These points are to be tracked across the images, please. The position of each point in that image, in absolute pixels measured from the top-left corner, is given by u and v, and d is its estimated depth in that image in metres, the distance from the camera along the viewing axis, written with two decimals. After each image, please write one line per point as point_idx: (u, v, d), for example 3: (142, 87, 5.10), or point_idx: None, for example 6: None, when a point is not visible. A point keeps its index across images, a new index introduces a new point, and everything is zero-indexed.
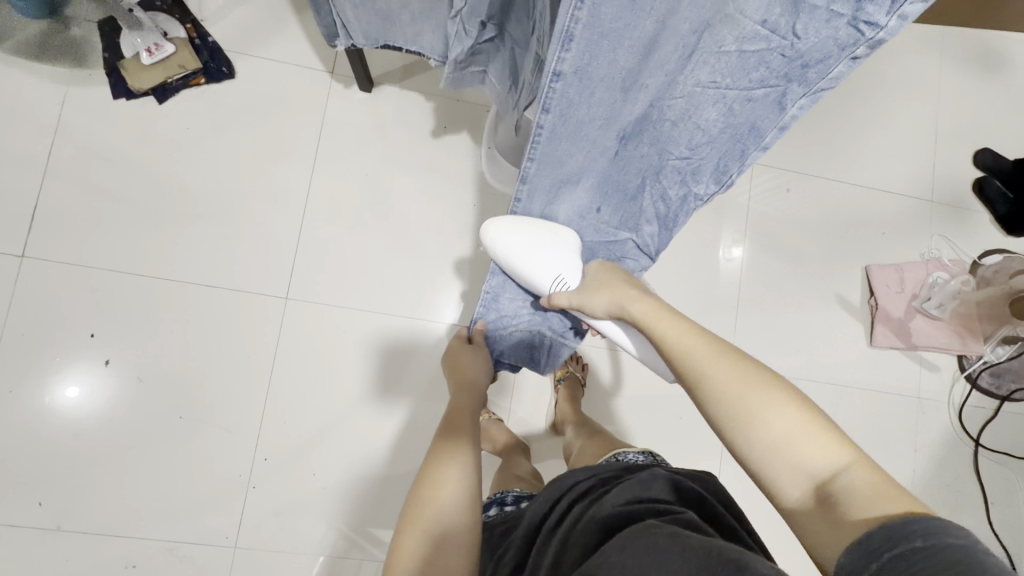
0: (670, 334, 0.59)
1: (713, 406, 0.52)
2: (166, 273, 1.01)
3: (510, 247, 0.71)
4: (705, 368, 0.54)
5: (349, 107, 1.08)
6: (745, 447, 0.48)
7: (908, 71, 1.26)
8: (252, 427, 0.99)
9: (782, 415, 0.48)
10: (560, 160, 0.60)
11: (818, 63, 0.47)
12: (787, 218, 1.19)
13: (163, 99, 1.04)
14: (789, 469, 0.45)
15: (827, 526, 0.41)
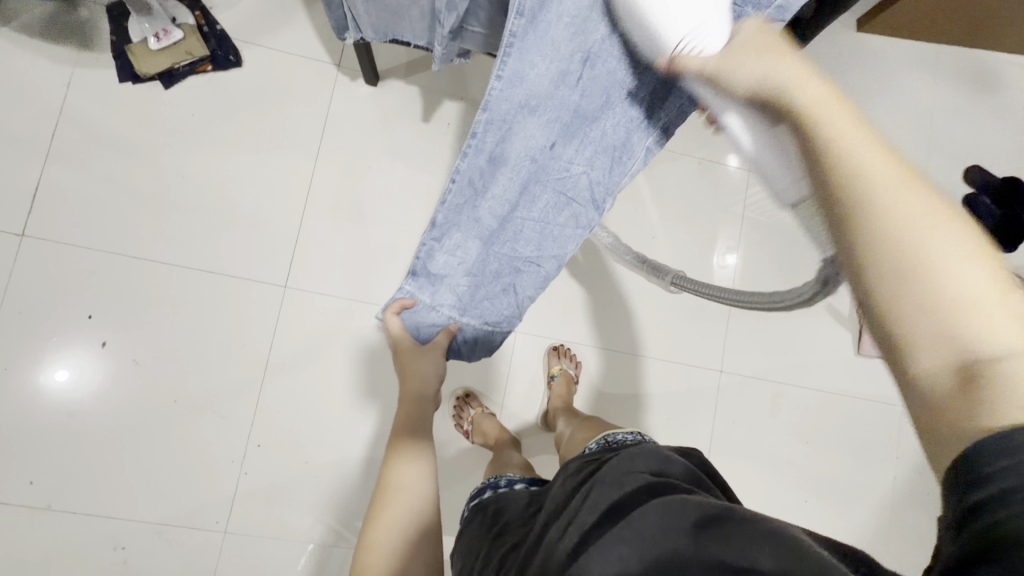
0: (832, 121, 0.35)
1: (869, 212, 0.32)
2: (166, 257, 1.02)
3: (455, 191, 0.54)
4: (884, 174, 0.32)
5: (355, 99, 1.09)
6: (883, 289, 0.31)
7: (903, 87, 1.29)
8: (246, 412, 1.00)
9: (968, 263, 0.30)
10: (524, 78, 0.50)
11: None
12: (781, 226, 1.21)
13: (169, 85, 1.05)
14: (937, 331, 0.30)
15: (967, 407, 0.28)
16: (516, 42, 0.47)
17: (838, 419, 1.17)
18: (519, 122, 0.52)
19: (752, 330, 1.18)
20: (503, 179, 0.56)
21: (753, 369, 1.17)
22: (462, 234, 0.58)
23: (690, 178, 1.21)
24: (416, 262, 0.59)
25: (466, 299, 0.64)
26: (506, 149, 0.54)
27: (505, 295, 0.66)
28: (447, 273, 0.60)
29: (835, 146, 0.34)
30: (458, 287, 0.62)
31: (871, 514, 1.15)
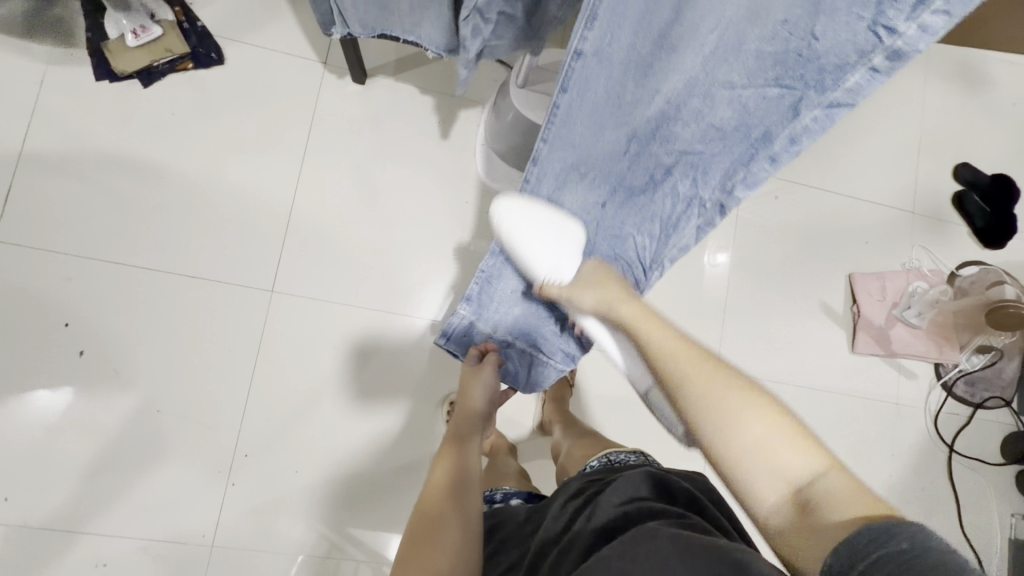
0: (645, 328, 0.59)
1: (696, 413, 0.50)
2: (146, 262, 0.98)
3: (521, 210, 0.66)
4: (692, 370, 0.52)
5: (342, 98, 1.06)
6: (721, 458, 0.47)
7: (893, 84, 1.30)
8: (233, 422, 0.97)
9: (756, 418, 0.46)
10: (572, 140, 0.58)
11: (834, 72, 0.48)
12: (775, 225, 1.21)
13: (148, 83, 1.01)
14: (769, 471, 0.44)
15: (812, 531, 0.41)
16: (559, 110, 0.55)
17: (834, 418, 1.17)
18: (570, 183, 0.65)
19: (748, 330, 1.17)
20: (571, 198, 0.66)
21: (748, 368, 1.16)
22: (523, 258, 0.69)
23: None
24: (473, 289, 0.72)
25: (521, 321, 0.76)
26: (561, 200, 0.66)
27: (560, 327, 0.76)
28: (498, 299, 0.73)
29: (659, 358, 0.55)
30: (512, 312, 0.75)
31: None
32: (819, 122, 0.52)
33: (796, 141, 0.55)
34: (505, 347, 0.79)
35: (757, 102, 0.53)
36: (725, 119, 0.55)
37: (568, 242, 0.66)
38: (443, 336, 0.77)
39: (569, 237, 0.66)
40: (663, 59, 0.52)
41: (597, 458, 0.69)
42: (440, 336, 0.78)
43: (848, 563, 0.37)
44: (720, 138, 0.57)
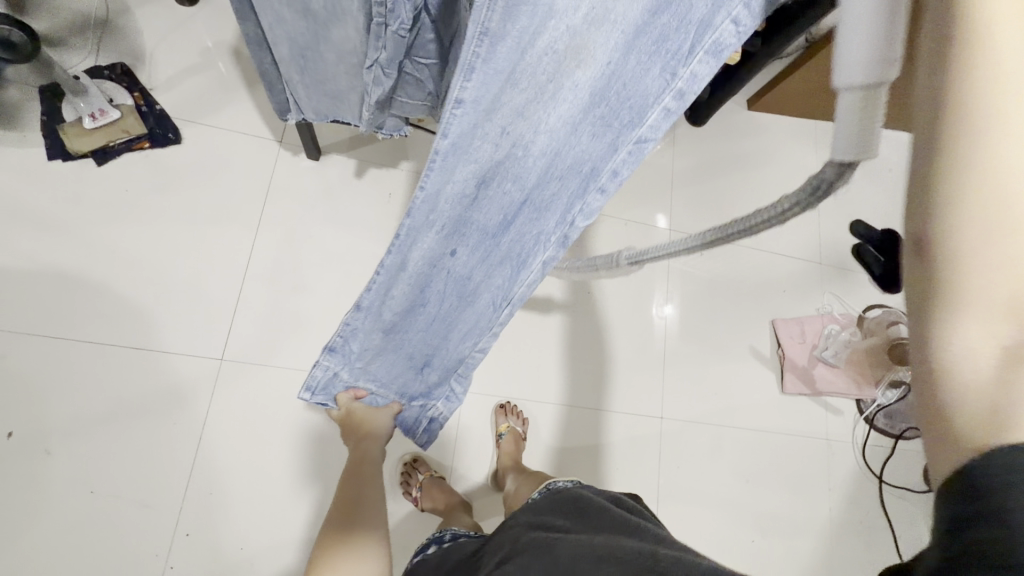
0: (1002, 41, 0.24)
1: (968, 205, 0.26)
2: (89, 335, 0.97)
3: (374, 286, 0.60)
4: (1011, 94, 0.25)
5: (297, 172, 1.12)
6: (947, 267, 0.26)
7: (791, 154, 1.50)
8: (175, 498, 0.93)
9: None
10: (431, 202, 0.51)
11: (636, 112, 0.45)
12: (703, 278, 1.33)
13: (103, 162, 1.04)
14: (1004, 318, 0.26)
15: (986, 401, 0.26)
16: (437, 160, 0.46)
17: (773, 456, 1.24)
18: (420, 235, 0.55)
19: (687, 376, 1.25)
20: (404, 282, 0.61)
21: (690, 412, 1.23)
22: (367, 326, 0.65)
23: (621, 238, 1.32)
24: (335, 342, 0.67)
25: (381, 373, 0.75)
26: (407, 256, 0.57)
27: (421, 373, 0.77)
28: (358, 351, 0.69)
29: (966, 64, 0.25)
30: (371, 366, 0.73)
31: (814, 548, 1.19)
32: (634, 156, 0.48)
33: (624, 172, 0.50)
34: (371, 395, 0.78)
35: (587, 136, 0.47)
36: (567, 154, 0.48)
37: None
38: (308, 391, 0.73)
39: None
40: (514, 91, 0.42)
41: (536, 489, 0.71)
42: (303, 391, 0.73)
43: (978, 474, 0.26)
44: (557, 176, 0.50)
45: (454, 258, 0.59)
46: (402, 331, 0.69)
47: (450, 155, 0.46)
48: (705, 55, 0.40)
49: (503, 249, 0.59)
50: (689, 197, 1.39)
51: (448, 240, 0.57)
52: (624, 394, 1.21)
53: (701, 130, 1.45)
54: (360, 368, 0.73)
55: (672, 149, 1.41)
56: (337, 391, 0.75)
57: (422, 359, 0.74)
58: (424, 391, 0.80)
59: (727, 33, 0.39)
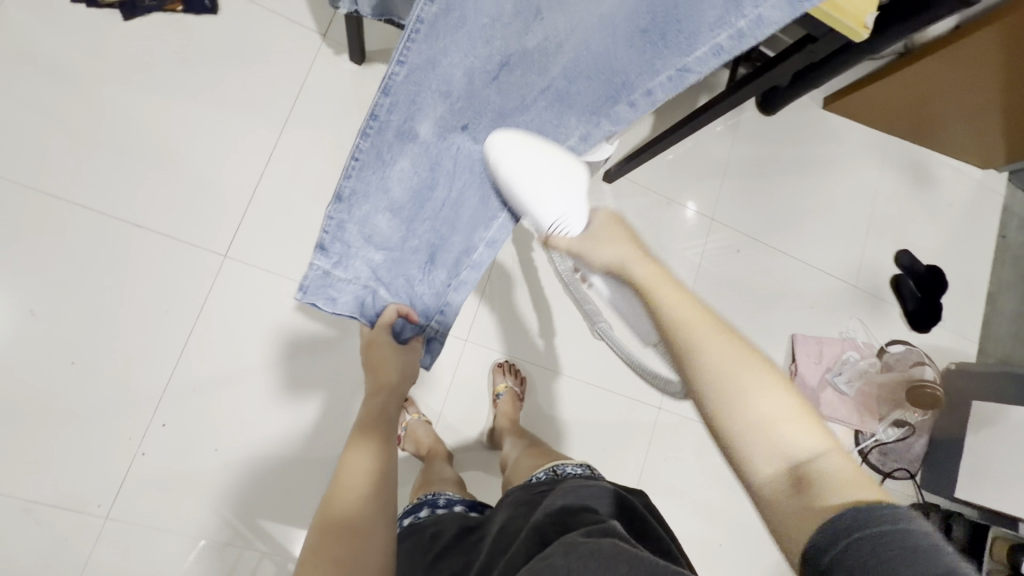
0: (660, 295, 0.45)
1: (708, 384, 0.41)
2: (88, 201, 0.91)
3: (357, 165, 0.57)
4: (694, 322, 0.43)
5: (335, 74, 1.03)
6: (722, 419, 0.40)
7: (854, 166, 1.40)
8: (156, 387, 0.90)
9: (769, 396, 0.40)
10: (432, 60, 0.52)
11: (689, 37, 0.49)
12: (731, 277, 1.27)
13: (129, 17, 0.96)
14: (766, 446, 0.38)
15: (793, 510, 0.36)
16: (422, 25, 0.50)
17: None
18: (427, 104, 0.55)
19: None
20: (411, 159, 0.59)
21: (689, 409, 1.20)
22: (371, 207, 0.60)
23: (660, 218, 1.24)
24: (323, 234, 0.60)
25: (382, 271, 0.65)
26: (416, 129, 0.57)
27: (422, 270, 0.67)
28: (358, 244, 0.62)
29: (662, 315, 0.44)
30: (372, 259, 0.64)
31: (776, 564, 1.19)
32: (673, 81, 0.52)
33: (658, 95, 0.53)
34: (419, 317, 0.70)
35: (624, 43, 0.52)
36: (591, 45, 0.53)
37: (575, 187, 0.56)
38: (301, 292, 0.61)
39: (573, 176, 0.56)
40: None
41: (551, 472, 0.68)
42: (297, 290, 0.61)
43: (823, 548, 0.33)
44: (585, 74, 0.54)
45: (464, 137, 0.60)
46: (410, 224, 0.63)
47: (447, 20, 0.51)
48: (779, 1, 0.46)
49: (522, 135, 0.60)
50: (738, 190, 1.30)
51: (462, 114, 0.58)
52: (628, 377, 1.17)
53: (769, 121, 1.34)
54: (359, 260, 0.63)
55: (732, 135, 1.31)
56: (336, 294, 0.63)
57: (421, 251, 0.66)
58: (424, 297, 0.70)
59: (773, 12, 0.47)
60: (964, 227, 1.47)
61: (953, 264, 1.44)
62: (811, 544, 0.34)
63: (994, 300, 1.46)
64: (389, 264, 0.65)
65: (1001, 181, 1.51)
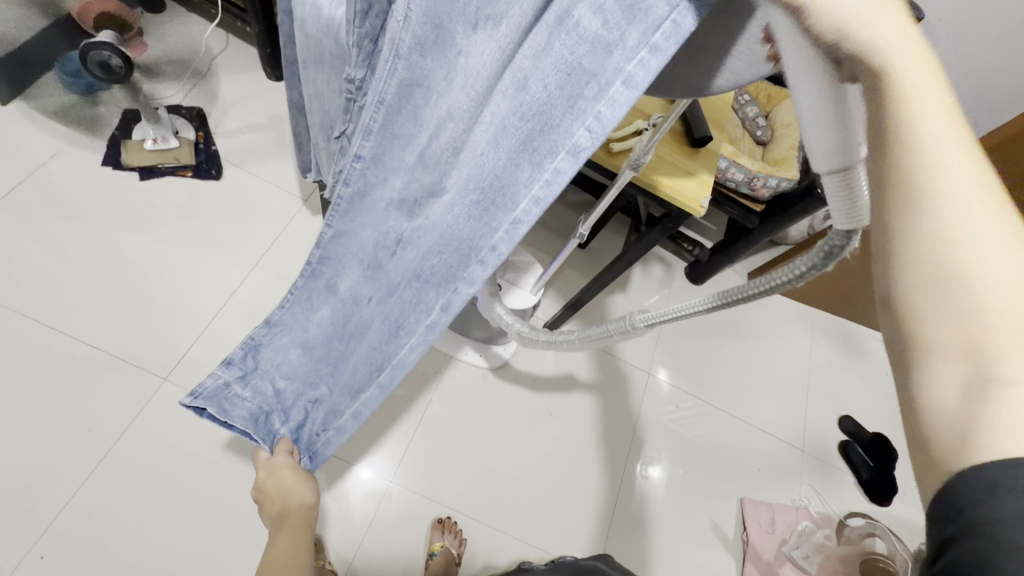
0: (907, 86, 0.26)
1: (901, 243, 0.27)
2: (51, 320, 0.99)
3: (291, 301, 0.72)
4: (952, 148, 0.26)
5: (309, 229, 1.21)
6: (902, 302, 0.27)
7: (786, 333, 1.51)
8: (48, 512, 0.86)
9: (1016, 284, 0.25)
10: (347, 229, 0.63)
11: (510, 201, 0.42)
12: (700, 444, 1.28)
13: (145, 178, 1.16)
14: (966, 350, 0.26)
15: (950, 439, 0.25)
16: (339, 204, 0.61)
17: None
18: (346, 265, 0.66)
19: (636, 535, 1.15)
20: (324, 307, 0.70)
21: None
22: (287, 339, 0.73)
23: (599, 370, 1.30)
24: (237, 351, 0.73)
25: (279, 396, 0.74)
26: (336, 283, 0.68)
27: (309, 407, 0.74)
28: (269, 365, 0.74)
29: (886, 101, 0.27)
30: (273, 384, 0.75)
31: None
32: (508, 239, 0.43)
33: (499, 253, 0.44)
34: (302, 457, 0.74)
35: (463, 217, 0.47)
36: (442, 227, 0.51)
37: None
38: (190, 395, 0.72)
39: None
40: (424, 170, 0.54)
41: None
42: (190, 393, 0.72)
43: (960, 495, 0.24)
44: (436, 252, 0.52)
45: (364, 304, 0.65)
46: (315, 358, 0.72)
47: (358, 203, 0.60)
48: (567, 153, 0.37)
49: (392, 315, 0.59)
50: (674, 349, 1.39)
51: (367, 282, 0.64)
52: (563, 537, 1.11)
53: (700, 289, 1.50)
54: (261, 381, 0.74)
55: (666, 299, 1.45)
56: (227, 406, 0.72)
57: (319, 396, 0.73)
58: (303, 441, 0.74)
59: (583, 137, 0.36)
60: None
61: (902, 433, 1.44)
62: (949, 481, 0.25)
63: None
64: (288, 389, 0.74)
65: None
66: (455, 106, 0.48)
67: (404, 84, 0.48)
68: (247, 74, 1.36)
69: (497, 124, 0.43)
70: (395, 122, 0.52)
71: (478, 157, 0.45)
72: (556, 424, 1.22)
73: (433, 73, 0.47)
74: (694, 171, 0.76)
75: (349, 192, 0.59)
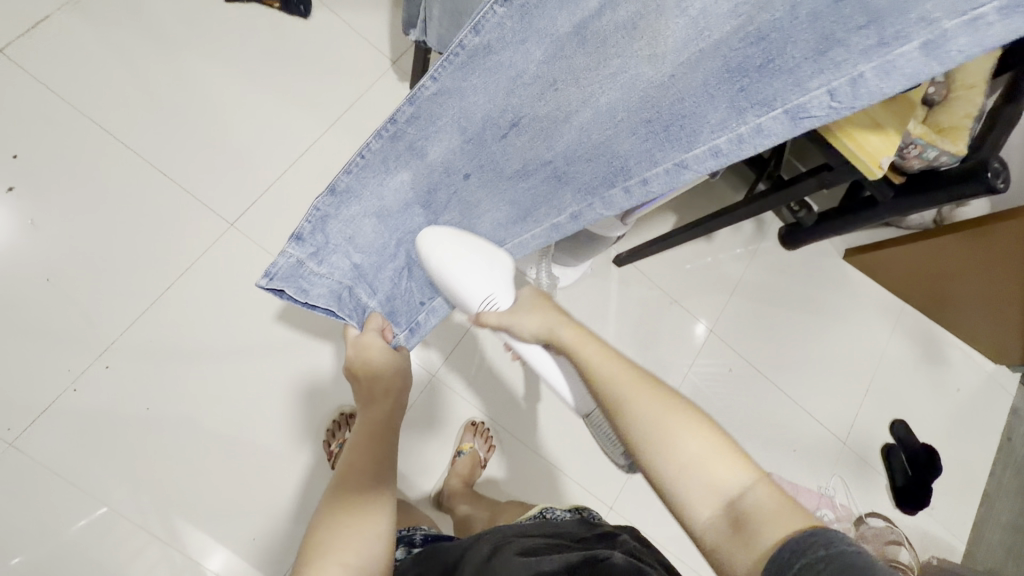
0: (589, 355, 0.53)
1: (641, 435, 0.46)
2: (126, 139, 0.95)
3: (360, 164, 0.59)
4: (620, 375, 0.51)
5: (392, 97, 1.11)
6: (660, 475, 0.45)
7: (865, 322, 1.39)
8: (115, 328, 0.89)
9: (697, 435, 0.45)
10: (454, 91, 0.54)
11: (690, 133, 0.45)
12: (738, 408, 1.24)
13: (231, 1, 1.06)
14: (699, 486, 0.43)
15: (742, 549, 0.39)
16: (459, 53, 0.51)
17: None
18: (437, 135, 0.57)
19: None
20: (404, 174, 0.60)
21: (637, 518, 1.13)
22: (360, 209, 0.62)
23: (660, 315, 1.23)
24: (305, 224, 0.61)
25: (357, 273, 0.64)
26: (425, 148, 0.58)
27: (398, 276, 0.66)
28: (341, 240, 0.63)
29: (589, 369, 0.52)
30: (345, 263, 0.63)
31: None
32: (667, 176, 0.48)
33: (652, 187, 0.50)
34: (394, 338, 0.68)
35: (625, 131, 0.49)
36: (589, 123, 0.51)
37: (498, 280, 0.60)
38: (266, 276, 0.61)
39: (497, 266, 0.60)
40: (579, 50, 0.48)
41: (520, 537, 0.65)
42: (264, 275, 0.61)
43: None
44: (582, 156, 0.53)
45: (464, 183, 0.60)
46: (396, 227, 0.63)
47: (482, 59, 0.51)
48: (783, 113, 0.40)
49: (510, 199, 0.59)
50: (742, 312, 1.29)
51: (466, 157, 0.58)
52: (584, 464, 1.13)
53: (788, 255, 1.36)
54: (337, 258, 0.63)
55: (749, 258, 1.33)
56: (307, 285, 0.62)
57: (402, 262, 0.65)
58: (396, 310, 0.67)
59: (817, 100, 0.39)
60: (970, 415, 1.41)
61: (950, 451, 1.37)
62: None
63: (990, 502, 1.36)
64: (360, 271, 0.64)
65: (1014, 380, 1.46)
66: None
67: None
68: None
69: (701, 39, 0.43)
70: None
71: (653, 63, 0.46)
72: None
73: None
74: (881, 121, 0.62)
75: (478, 41, 0.50)
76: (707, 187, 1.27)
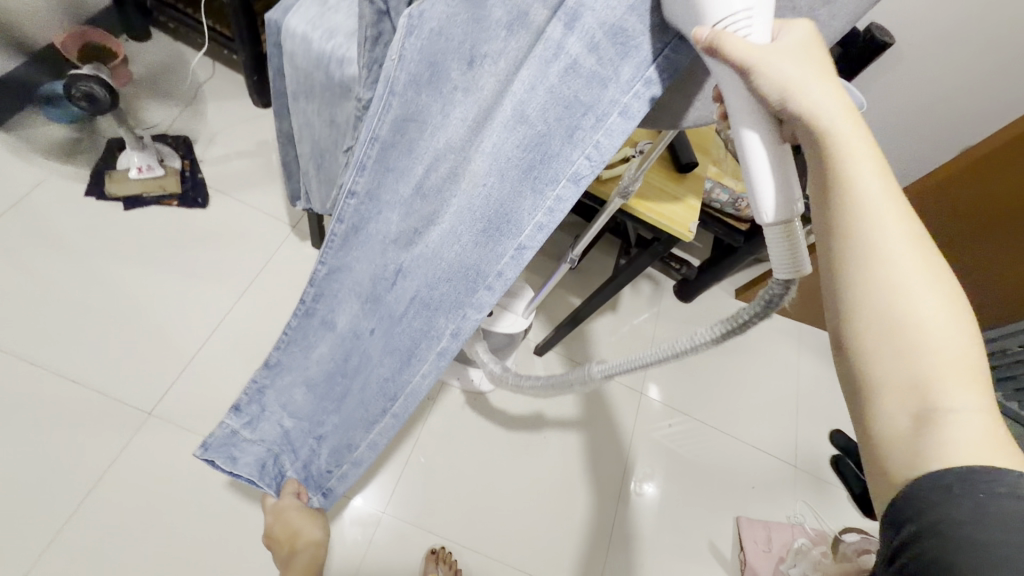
0: (857, 162, 0.34)
1: (853, 276, 0.34)
2: (30, 354, 0.96)
3: (285, 341, 0.70)
4: (890, 208, 0.34)
5: (297, 256, 1.20)
6: (856, 340, 0.34)
7: (773, 349, 1.53)
8: (25, 557, 0.82)
9: (953, 329, 0.32)
10: (342, 263, 0.61)
11: (516, 223, 0.48)
12: (689, 459, 1.28)
13: (131, 208, 1.15)
14: (908, 382, 0.32)
15: (910, 450, 0.32)
16: (334, 239, 0.59)
17: None
18: (341, 304, 0.65)
19: (631, 559, 1.14)
20: (322, 344, 0.69)
21: None
22: (290, 378, 0.73)
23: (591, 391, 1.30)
24: (243, 399, 0.75)
25: (286, 436, 0.76)
26: (334, 319, 0.66)
27: (316, 444, 0.76)
28: (275, 407, 0.75)
29: (845, 180, 0.35)
30: (283, 423, 0.76)
31: None
32: (516, 262, 0.49)
33: (509, 275, 0.50)
34: (312, 498, 0.79)
35: (471, 244, 0.50)
36: (445, 256, 0.53)
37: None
38: (202, 448, 0.76)
39: None
40: (422, 201, 0.53)
41: None
42: (202, 446, 0.76)
43: (905, 507, 0.31)
44: (443, 279, 0.54)
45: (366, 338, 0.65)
46: (319, 392, 0.72)
47: (353, 237, 0.58)
48: (565, 183, 0.45)
49: (401, 340, 0.60)
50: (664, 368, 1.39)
51: (366, 316, 0.64)
52: (557, 563, 1.10)
53: (688, 307, 1.51)
54: (269, 424, 0.76)
55: (655, 318, 1.46)
56: (236, 453, 0.76)
57: (323, 431, 0.74)
58: (312, 476, 0.78)
59: (582, 166, 0.44)
60: None
61: None
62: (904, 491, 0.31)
63: None
64: (297, 428, 0.76)
65: None
66: (453, 139, 0.49)
67: (397, 120, 0.49)
68: (235, 102, 1.37)
69: (495, 156, 0.46)
70: (389, 150, 0.51)
71: (475, 190, 0.48)
72: (550, 448, 1.21)
73: (416, 133, 0.50)
74: (681, 196, 0.79)
75: (344, 228, 0.58)
76: (598, 267, 1.43)
